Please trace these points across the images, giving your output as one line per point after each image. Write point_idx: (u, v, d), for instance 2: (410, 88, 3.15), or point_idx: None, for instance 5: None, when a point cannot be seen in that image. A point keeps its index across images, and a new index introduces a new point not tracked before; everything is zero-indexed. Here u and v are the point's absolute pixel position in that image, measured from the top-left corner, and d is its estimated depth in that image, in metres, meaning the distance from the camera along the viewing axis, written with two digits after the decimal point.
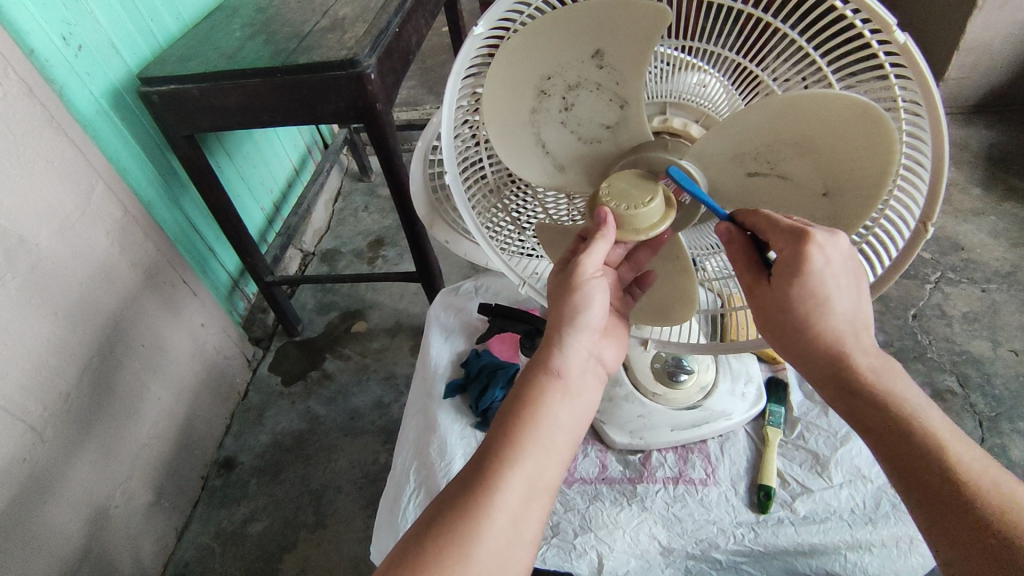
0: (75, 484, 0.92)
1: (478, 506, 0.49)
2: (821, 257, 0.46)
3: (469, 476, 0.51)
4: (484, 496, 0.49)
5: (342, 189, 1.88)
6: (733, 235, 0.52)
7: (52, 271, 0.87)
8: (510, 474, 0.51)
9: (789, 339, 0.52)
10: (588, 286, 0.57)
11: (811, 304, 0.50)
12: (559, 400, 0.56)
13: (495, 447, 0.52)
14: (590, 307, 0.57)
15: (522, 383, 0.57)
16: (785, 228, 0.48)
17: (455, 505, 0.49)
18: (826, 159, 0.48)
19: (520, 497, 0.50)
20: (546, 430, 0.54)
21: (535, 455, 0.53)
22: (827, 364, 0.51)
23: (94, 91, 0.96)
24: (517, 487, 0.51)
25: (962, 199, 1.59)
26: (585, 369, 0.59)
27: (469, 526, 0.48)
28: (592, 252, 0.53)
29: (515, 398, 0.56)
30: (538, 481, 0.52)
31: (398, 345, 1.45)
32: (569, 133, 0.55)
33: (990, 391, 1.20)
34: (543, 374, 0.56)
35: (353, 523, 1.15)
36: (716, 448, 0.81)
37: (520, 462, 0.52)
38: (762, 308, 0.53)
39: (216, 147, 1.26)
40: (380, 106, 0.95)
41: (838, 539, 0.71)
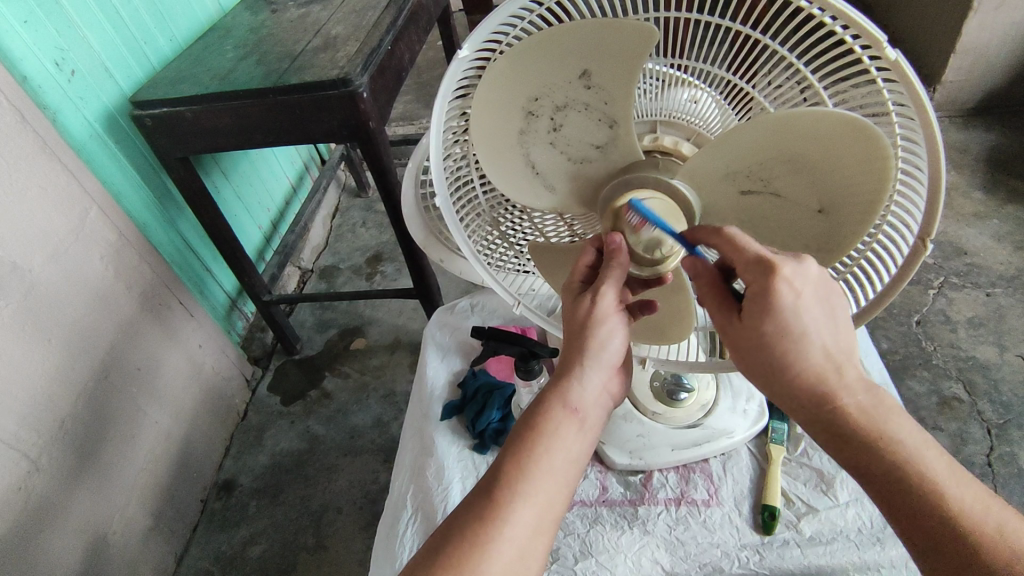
0: (72, 511, 0.91)
1: (485, 536, 0.48)
2: (788, 293, 0.47)
3: (475, 503, 0.50)
4: (491, 525, 0.48)
5: (340, 205, 1.88)
6: (700, 271, 0.52)
7: (46, 297, 0.86)
8: (520, 504, 0.50)
9: (765, 379, 0.50)
10: (606, 321, 0.56)
11: (783, 344, 0.48)
12: (573, 434, 0.54)
13: (504, 475, 0.51)
14: (609, 341, 0.56)
15: (532, 413, 0.55)
16: (750, 260, 0.48)
17: (461, 535, 0.48)
18: (820, 176, 0.47)
19: (529, 530, 0.49)
20: (558, 461, 0.53)
21: (546, 486, 0.51)
22: (811, 408, 0.49)
23: (87, 115, 0.96)
24: (526, 519, 0.49)
25: (963, 203, 1.57)
26: (598, 404, 0.57)
27: (478, 557, 0.47)
28: (610, 282, 0.54)
29: (525, 425, 0.54)
30: (546, 512, 0.51)
31: (397, 361, 1.44)
32: (558, 153, 0.54)
33: (998, 397, 1.19)
34: (556, 407, 0.55)
35: (354, 544, 1.14)
36: (718, 467, 0.80)
37: (531, 492, 0.50)
38: (736, 344, 0.51)
39: (212, 167, 1.26)
40: (374, 125, 0.95)
41: (845, 560, 0.70)
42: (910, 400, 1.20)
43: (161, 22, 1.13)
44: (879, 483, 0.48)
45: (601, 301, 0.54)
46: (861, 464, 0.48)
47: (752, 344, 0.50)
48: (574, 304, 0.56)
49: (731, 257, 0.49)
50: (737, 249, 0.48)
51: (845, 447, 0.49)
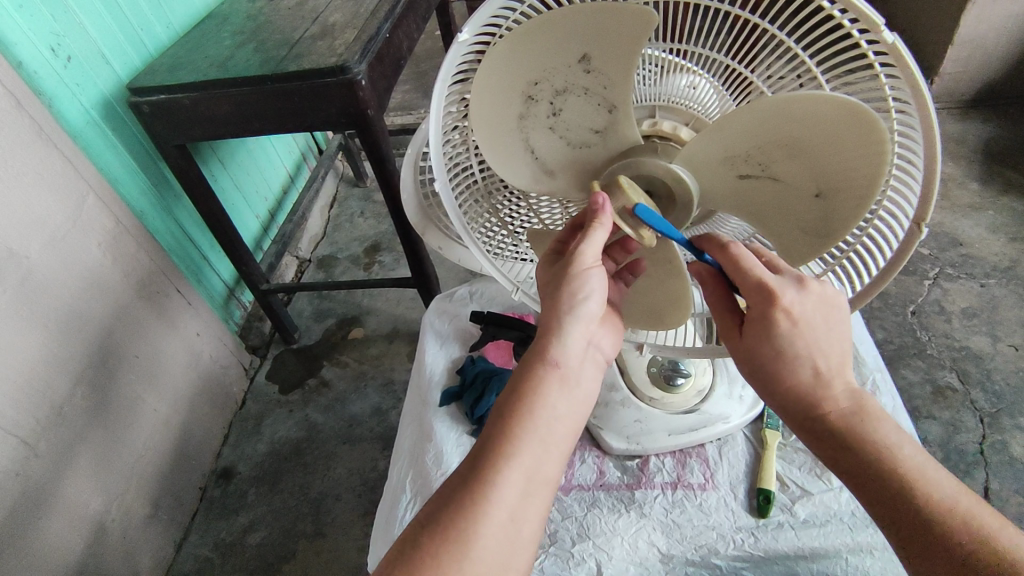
0: (71, 497, 0.92)
1: (476, 502, 0.48)
2: (786, 320, 0.51)
3: (467, 471, 0.50)
4: (479, 494, 0.48)
5: (338, 195, 1.88)
6: (708, 278, 0.57)
7: (44, 284, 0.87)
8: (507, 468, 0.50)
9: (762, 386, 0.56)
10: (585, 274, 0.55)
11: (783, 353, 0.53)
12: (556, 390, 0.54)
13: (492, 439, 0.51)
14: (591, 293, 0.56)
15: (517, 372, 0.55)
16: (755, 286, 0.51)
17: (451, 504, 0.48)
18: (816, 160, 0.47)
19: (519, 494, 0.49)
20: (542, 419, 0.53)
21: (532, 447, 0.51)
22: (802, 412, 0.54)
23: (84, 102, 0.96)
24: (515, 481, 0.50)
25: (959, 194, 1.58)
26: (585, 356, 0.57)
27: (467, 523, 0.47)
28: (592, 239, 0.53)
29: (510, 388, 0.54)
30: (536, 474, 0.51)
31: (395, 351, 1.44)
32: (558, 138, 0.54)
33: (990, 386, 1.20)
34: (539, 363, 0.55)
35: (352, 531, 1.15)
36: (714, 452, 0.80)
37: (518, 453, 0.51)
38: (738, 352, 0.57)
39: (209, 156, 1.26)
40: (372, 113, 0.95)
41: (838, 542, 0.70)
42: (904, 389, 1.21)
43: (158, 9, 1.12)
44: (865, 481, 0.52)
45: (580, 258, 0.54)
46: (849, 461, 0.53)
47: (752, 355, 0.55)
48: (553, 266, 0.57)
49: (738, 277, 0.52)
50: (739, 267, 0.52)
51: (829, 449, 0.54)
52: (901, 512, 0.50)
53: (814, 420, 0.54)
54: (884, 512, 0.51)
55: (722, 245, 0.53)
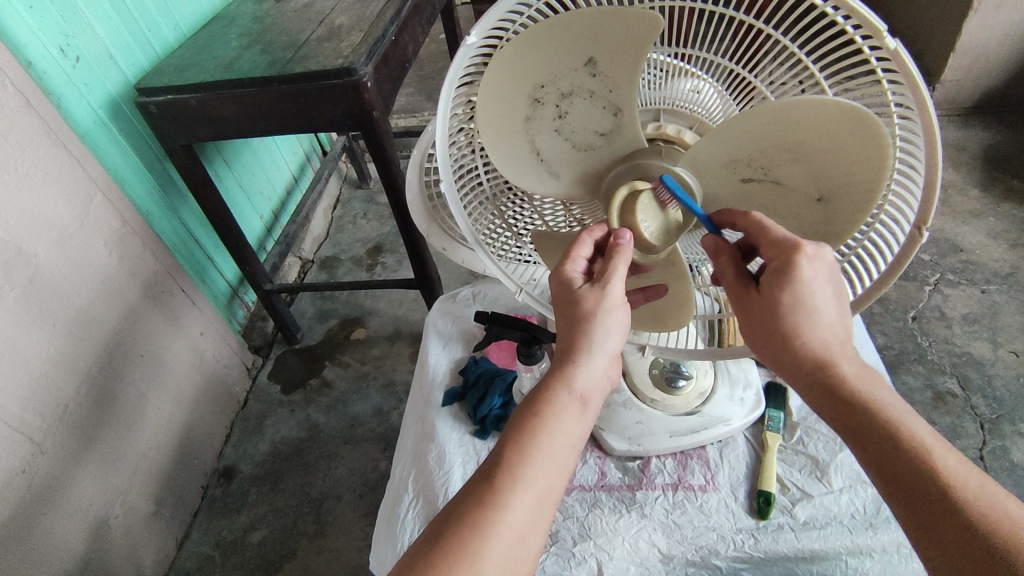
0: (75, 494, 0.92)
1: (487, 517, 0.49)
2: (808, 269, 0.49)
3: (477, 487, 0.51)
4: (490, 509, 0.49)
5: (341, 196, 1.89)
6: (721, 247, 0.54)
7: (51, 282, 0.87)
8: (519, 488, 0.50)
9: (772, 344, 0.53)
10: (611, 312, 0.56)
11: (796, 314, 0.51)
12: (574, 419, 0.56)
13: (504, 458, 0.52)
14: (614, 329, 0.57)
15: (536, 398, 0.56)
16: (778, 237, 0.50)
17: (462, 518, 0.49)
18: (818, 163, 0.48)
19: (530, 513, 0.50)
20: (558, 445, 0.54)
21: (547, 471, 0.52)
22: (811, 371, 0.51)
23: (91, 102, 0.97)
24: (526, 502, 0.50)
25: (960, 200, 1.59)
26: (602, 387, 0.59)
27: (479, 535, 0.48)
28: (616, 274, 0.54)
29: (526, 411, 0.55)
30: (546, 496, 0.52)
31: (397, 351, 1.45)
32: (563, 140, 0.55)
33: (990, 392, 1.20)
34: (562, 393, 0.55)
35: (353, 531, 1.15)
36: (715, 454, 0.81)
37: (531, 475, 0.51)
38: (750, 316, 0.54)
39: (214, 156, 1.27)
40: (377, 114, 0.96)
41: (838, 545, 0.71)
42: (905, 394, 1.21)
43: (166, 10, 1.13)
44: (867, 445, 0.49)
45: (609, 292, 0.55)
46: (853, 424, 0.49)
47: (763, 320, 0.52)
48: (579, 292, 0.56)
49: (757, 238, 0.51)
50: (762, 228, 0.51)
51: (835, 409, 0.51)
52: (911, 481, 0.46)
53: (821, 382, 0.51)
54: (890, 481, 0.47)
55: (741, 213, 0.53)
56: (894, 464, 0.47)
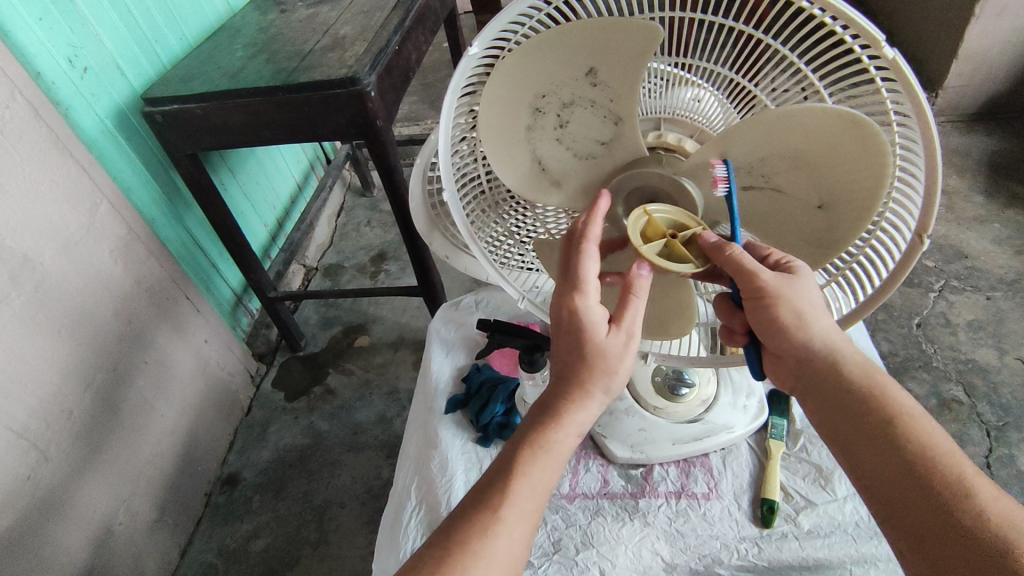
0: (79, 501, 0.93)
1: (483, 545, 0.49)
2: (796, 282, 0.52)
3: (471, 511, 0.51)
4: (486, 539, 0.49)
5: (345, 204, 1.90)
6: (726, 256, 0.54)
7: (57, 290, 0.88)
8: (513, 518, 0.51)
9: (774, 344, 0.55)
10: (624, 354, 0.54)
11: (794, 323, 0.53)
12: (567, 452, 0.55)
13: (498, 487, 0.52)
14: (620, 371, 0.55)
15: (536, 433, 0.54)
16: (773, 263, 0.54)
17: (457, 547, 0.49)
18: (819, 172, 0.48)
19: (522, 543, 0.51)
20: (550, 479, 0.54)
21: (538, 499, 0.53)
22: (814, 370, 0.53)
23: (99, 112, 0.98)
24: (519, 531, 0.51)
25: (963, 207, 1.58)
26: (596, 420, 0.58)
27: (472, 566, 0.48)
28: (632, 312, 0.53)
29: (521, 442, 0.54)
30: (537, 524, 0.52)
31: (400, 359, 1.45)
32: (564, 149, 0.55)
33: (996, 399, 1.20)
34: (567, 433, 0.54)
35: (356, 539, 1.15)
36: (718, 462, 0.80)
37: (524, 505, 0.52)
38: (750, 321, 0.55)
39: (219, 164, 1.28)
40: (380, 123, 0.96)
41: (843, 553, 0.71)
42: None
43: (172, 21, 1.14)
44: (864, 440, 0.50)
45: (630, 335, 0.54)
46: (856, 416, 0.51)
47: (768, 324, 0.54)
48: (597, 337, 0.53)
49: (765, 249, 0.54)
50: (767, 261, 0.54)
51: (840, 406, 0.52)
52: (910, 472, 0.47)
53: (815, 371, 0.53)
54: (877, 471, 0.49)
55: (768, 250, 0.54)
56: (891, 459, 0.48)
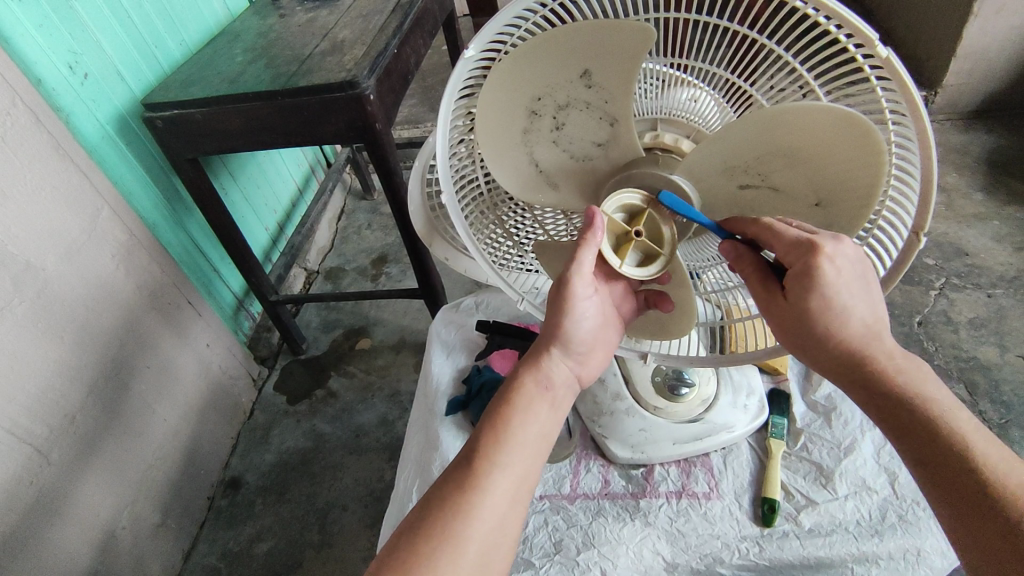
0: (82, 505, 0.93)
1: (467, 500, 0.50)
2: (832, 270, 0.48)
3: (454, 475, 0.52)
4: (470, 494, 0.50)
5: (346, 207, 1.90)
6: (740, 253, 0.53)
7: (59, 295, 0.88)
8: (496, 473, 0.52)
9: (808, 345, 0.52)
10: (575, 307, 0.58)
11: (827, 315, 0.50)
12: (543, 411, 0.57)
13: (481, 446, 0.53)
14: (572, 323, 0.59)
15: (507, 387, 0.59)
16: (790, 240, 0.49)
17: (441, 505, 0.50)
18: (814, 169, 0.48)
19: (507, 499, 0.51)
20: (527, 433, 0.55)
21: (520, 456, 0.54)
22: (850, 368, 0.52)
23: (99, 118, 0.98)
24: (502, 487, 0.51)
25: (964, 204, 1.58)
26: (568, 387, 0.61)
27: (454, 524, 0.49)
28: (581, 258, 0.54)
29: (498, 399, 0.58)
30: (522, 483, 0.53)
31: (402, 361, 1.45)
32: (561, 151, 0.55)
33: (998, 397, 1.19)
34: (528, 382, 0.58)
35: (359, 541, 1.15)
36: (719, 461, 0.80)
37: (507, 461, 0.53)
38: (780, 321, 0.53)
39: (220, 169, 1.28)
40: (380, 126, 0.97)
41: (844, 552, 0.71)
42: None
43: (172, 26, 1.15)
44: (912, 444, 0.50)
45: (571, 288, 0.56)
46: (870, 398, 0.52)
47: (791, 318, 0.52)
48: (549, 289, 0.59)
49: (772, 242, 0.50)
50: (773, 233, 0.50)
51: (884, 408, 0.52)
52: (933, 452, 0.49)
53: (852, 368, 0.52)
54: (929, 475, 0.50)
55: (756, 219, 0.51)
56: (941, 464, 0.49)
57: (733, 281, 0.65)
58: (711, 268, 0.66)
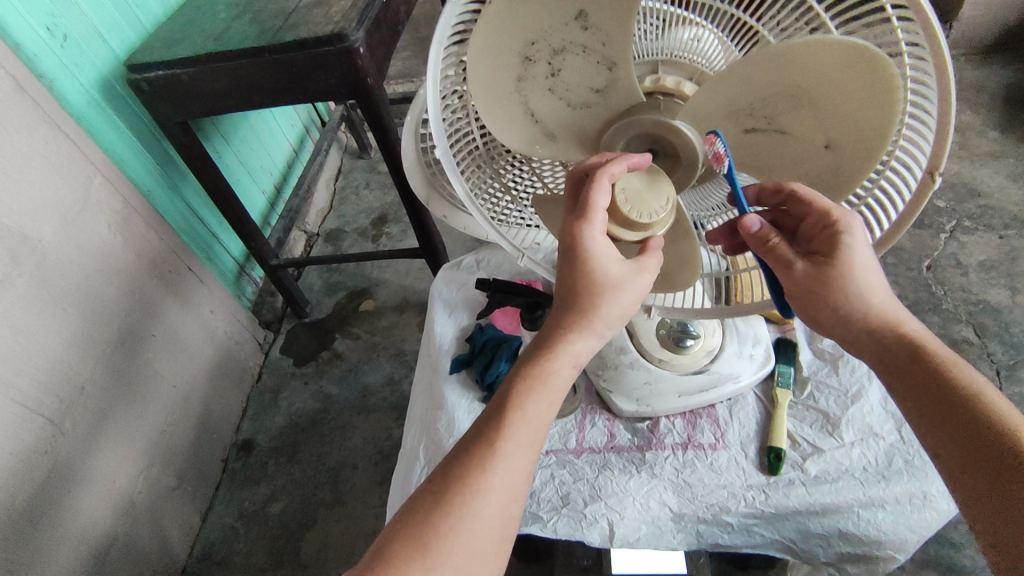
0: (98, 472, 0.95)
1: (476, 479, 0.49)
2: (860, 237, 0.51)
3: (462, 453, 0.52)
4: (480, 473, 0.50)
5: (343, 167, 1.86)
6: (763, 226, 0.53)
7: (58, 266, 0.87)
8: (504, 451, 0.51)
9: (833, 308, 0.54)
10: (616, 284, 0.53)
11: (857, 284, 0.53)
12: (561, 384, 0.55)
13: (487, 425, 0.52)
14: (619, 307, 0.54)
15: (528, 367, 0.54)
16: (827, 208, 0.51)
17: (452, 486, 0.49)
18: (825, 110, 0.46)
19: (518, 474, 0.51)
20: (538, 406, 0.53)
21: (531, 428, 0.53)
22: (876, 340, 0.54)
23: (84, 82, 0.95)
24: (511, 463, 0.51)
25: (977, 143, 1.54)
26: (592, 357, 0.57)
27: (471, 500, 0.49)
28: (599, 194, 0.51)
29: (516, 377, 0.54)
30: (528, 454, 0.52)
31: (406, 321, 1.45)
32: (557, 99, 0.53)
33: (1006, 338, 1.19)
34: (563, 364, 0.55)
35: (371, 499, 1.18)
36: (724, 411, 0.80)
37: (515, 436, 0.52)
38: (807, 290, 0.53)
39: (211, 132, 1.25)
40: (371, 81, 0.93)
41: (850, 497, 0.71)
42: None
43: None
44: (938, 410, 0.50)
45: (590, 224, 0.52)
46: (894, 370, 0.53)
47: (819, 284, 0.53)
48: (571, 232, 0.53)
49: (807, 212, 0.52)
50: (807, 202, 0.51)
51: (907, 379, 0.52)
52: (956, 426, 0.49)
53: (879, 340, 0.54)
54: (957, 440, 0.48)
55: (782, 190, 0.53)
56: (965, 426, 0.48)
57: None
58: (716, 218, 0.64)
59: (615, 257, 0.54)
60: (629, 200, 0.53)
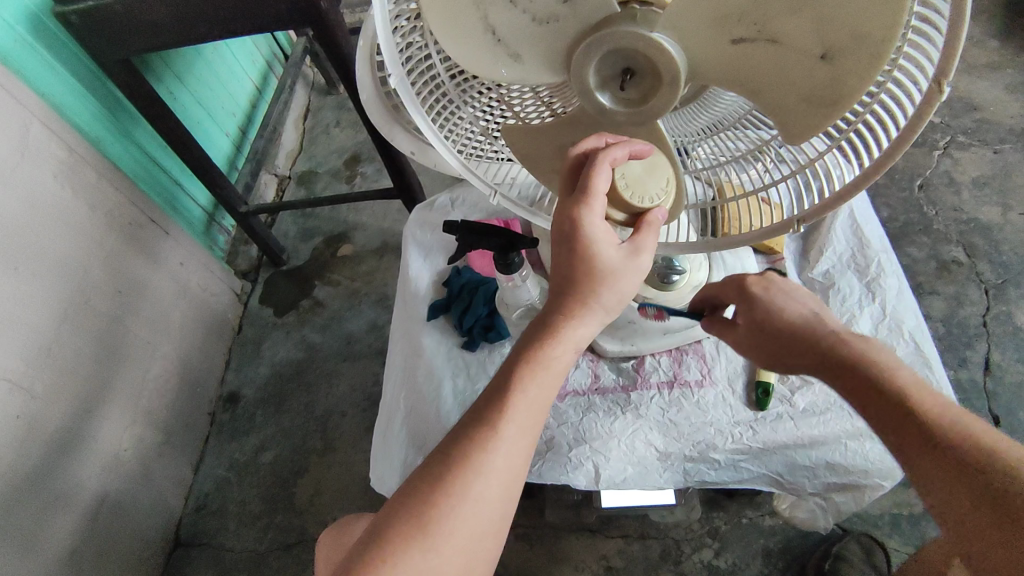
0: (75, 431, 0.93)
1: (475, 459, 0.49)
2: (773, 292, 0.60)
3: (461, 435, 0.51)
4: (480, 453, 0.49)
5: (312, 104, 1.76)
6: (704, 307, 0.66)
7: (3, 223, 0.82)
8: (505, 435, 0.50)
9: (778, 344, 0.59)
10: (615, 269, 0.52)
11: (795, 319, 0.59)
12: (564, 367, 0.54)
13: (487, 408, 0.51)
14: (623, 289, 0.53)
15: (528, 353, 0.53)
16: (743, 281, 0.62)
17: (452, 467, 0.49)
18: (820, 12, 0.40)
19: (518, 455, 0.51)
20: (538, 392, 0.52)
21: (532, 411, 0.52)
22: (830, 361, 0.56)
23: (7, 17, 0.86)
24: (511, 445, 0.50)
25: (975, 53, 1.46)
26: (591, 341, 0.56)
27: (470, 482, 0.48)
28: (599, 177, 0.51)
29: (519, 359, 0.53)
30: (527, 439, 0.51)
31: (387, 265, 1.40)
32: (520, 13, 0.47)
33: (996, 257, 1.18)
34: (564, 348, 0.53)
35: (360, 445, 1.18)
36: (711, 348, 0.78)
37: (516, 418, 0.51)
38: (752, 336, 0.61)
39: (161, 71, 1.16)
40: (325, 6, 0.85)
41: (838, 430, 0.70)
42: (908, 266, 1.19)
43: None
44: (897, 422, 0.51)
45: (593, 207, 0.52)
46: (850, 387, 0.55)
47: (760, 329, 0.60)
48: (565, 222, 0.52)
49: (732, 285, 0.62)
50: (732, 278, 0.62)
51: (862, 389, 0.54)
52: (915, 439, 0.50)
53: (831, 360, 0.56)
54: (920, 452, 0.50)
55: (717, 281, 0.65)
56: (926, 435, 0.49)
57: (726, 155, 0.59)
58: (702, 142, 0.60)
59: (614, 241, 0.52)
60: (628, 178, 0.53)
